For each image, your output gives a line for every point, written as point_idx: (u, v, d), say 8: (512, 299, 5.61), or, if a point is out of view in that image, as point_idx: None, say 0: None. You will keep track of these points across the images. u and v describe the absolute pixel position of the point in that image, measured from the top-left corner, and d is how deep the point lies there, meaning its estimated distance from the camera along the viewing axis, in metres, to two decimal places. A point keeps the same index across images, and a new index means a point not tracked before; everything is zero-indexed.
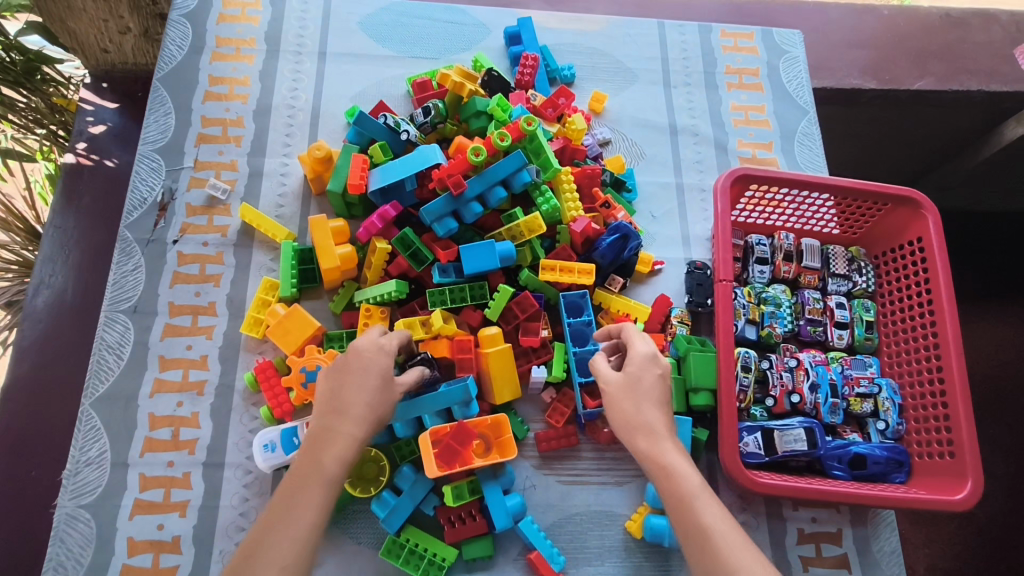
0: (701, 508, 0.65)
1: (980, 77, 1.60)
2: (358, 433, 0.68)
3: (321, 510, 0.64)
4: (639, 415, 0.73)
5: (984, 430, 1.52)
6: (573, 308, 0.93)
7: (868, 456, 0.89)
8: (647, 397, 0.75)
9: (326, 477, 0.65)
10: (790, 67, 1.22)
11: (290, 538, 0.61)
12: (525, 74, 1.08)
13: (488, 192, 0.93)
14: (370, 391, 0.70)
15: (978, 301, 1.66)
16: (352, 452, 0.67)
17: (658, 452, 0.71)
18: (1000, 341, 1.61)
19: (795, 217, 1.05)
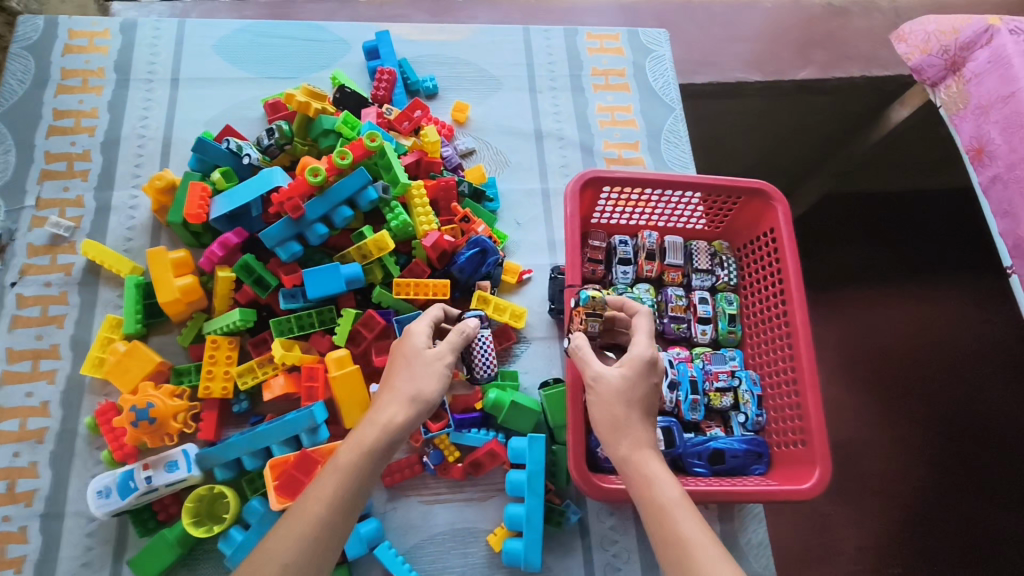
0: (700, 561, 0.55)
1: (861, 63, 1.69)
2: (383, 420, 0.66)
3: (332, 500, 0.61)
4: (630, 434, 0.66)
5: (887, 406, 1.49)
6: (410, 330, 0.92)
7: (727, 451, 0.90)
8: (638, 410, 0.68)
9: (341, 463, 0.63)
10: (655, 67, 1.22)
11: (299, 528, 0.58)
12: (380, 89, 1.06)
13: (332, 212, 0.91)
14: (400, 379, 0.70)
15: (880, 275, 1.66)
16: (378, 443, 0.65)
17: (655, 480, 0.63)
18: (901, 314, 1.60)
19: (657, 214, 1.05)
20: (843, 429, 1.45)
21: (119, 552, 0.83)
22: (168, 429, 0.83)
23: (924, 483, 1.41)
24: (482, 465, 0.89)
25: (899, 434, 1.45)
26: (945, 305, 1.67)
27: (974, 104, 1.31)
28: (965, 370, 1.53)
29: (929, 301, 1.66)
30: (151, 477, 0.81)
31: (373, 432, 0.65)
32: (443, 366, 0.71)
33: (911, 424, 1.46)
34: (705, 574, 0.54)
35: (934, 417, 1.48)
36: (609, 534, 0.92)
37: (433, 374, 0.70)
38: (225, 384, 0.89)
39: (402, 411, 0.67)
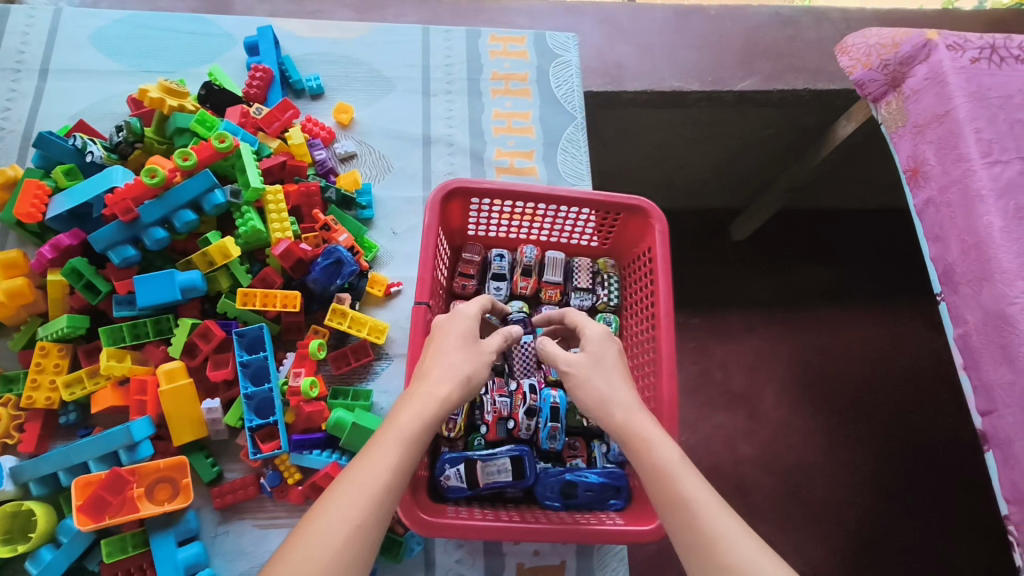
0: (681, 474, 0.60)
1: (806, 76, 1.58)
2: (441, 394, 0.65)
3: (394, 469, 0.58)
4: (608, 390, 0.69)
5: (830, 425, 1.55)
6: (253, 343, 0.87)
7: (580, 483, 0.84)
8: (612, 371, 0.71)
9: (402, 430, 0.61)
10: (559, 72, 1.17)
11: (365, 491, 0.55)
12: (253, 87, 1.02)
13: (172, 215, 0.86)
14: (452, 358, 0.69)
15: (834, 295, 1.74)
16: (432, 417, 0.63)
17: (632, 418, 0.66)
18: (842, 336, 1.68)
19: (539, 228, 0.99)
20: (791, 452, 1.51)
21: None
22: None
23: (854, 507, 1.47)
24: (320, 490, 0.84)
25: (843, 454, 1.52)
26: (871, 327, 1.70)
27: (909, 122, 1.11)
28: (906, 391, 1.61)
29: (878, 320, 1.71)
30: None
31: (430, 406, 0.64)
32: (488, 355, 0.72)
33: (854, 444, 1.54)
34: (687, 486, 0.58)
35: (869, 439, 1.54)
36: (455, 567, 0.86)
37: (482, 361, 0.71)
38: (51, 394, 0.84)
39: (456, 391, 0.66)
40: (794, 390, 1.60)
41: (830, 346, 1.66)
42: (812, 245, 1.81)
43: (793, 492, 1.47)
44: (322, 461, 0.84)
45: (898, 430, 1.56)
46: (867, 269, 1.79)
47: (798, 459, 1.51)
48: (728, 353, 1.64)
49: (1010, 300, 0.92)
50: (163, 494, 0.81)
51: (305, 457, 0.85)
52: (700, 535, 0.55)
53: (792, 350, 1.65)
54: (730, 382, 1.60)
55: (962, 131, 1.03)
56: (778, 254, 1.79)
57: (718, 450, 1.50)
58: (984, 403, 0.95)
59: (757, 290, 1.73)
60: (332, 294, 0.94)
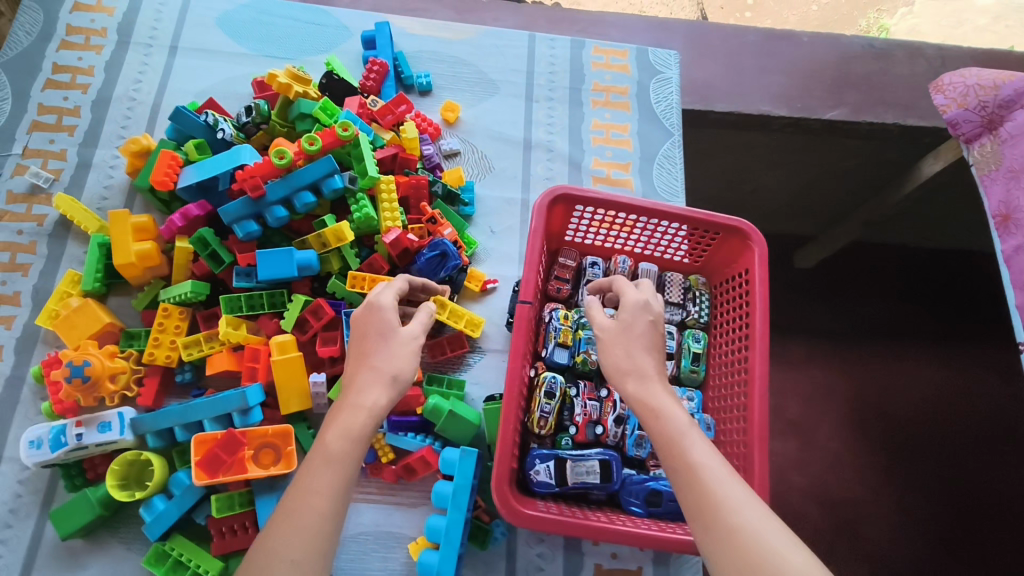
0: (690, 440, 0.60)
1: (897, 110, 1.58)
2: (367, 405, 0.65)
3: (333, 491, 0.59)
4: (626, 360, 0.68)
5: (887, 464, 1.54)
6: None
7: (665, 493, 0.86)
8: (636, 347, 0.69)
9: (329, 453, 0.61)
10: (660, 88, 1.18)
11: (297, 526, 0.56)
12: (369, 80, 1.06)
13: (293, 196, 0.90)
14: (378, 359, 0.69)
15: (900, 334, 1.71)
16: (360, 430, 0.63)
17: (649, 387, 0.65)
18: (907, 375, 1.65)
19: (634, 240, 1.02)
20: (839, 488, 1.50)
21: (45, 506, 0.86)
22: (100, 390, 0.82)
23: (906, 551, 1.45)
24: (414, 472, 0.88)
25: (898, 495, 1.51)
26: (937, 367, 1.67)
27: (1004, 165, 1.09)
28: (970, 441, 1.57)
29: (942, 359, 1.68)
30: (81, 434, 0.82)
31: (359, 419, 0.64)
32: (416, 345, 0.71)
33: (912, 487, 1.51)
34: (697, 451, 0.59)
35: (928, 484, 1.52)
36: (535, 560, 0.89)
37: (410, 355, 0.70)
38: (171, 352, 0.89)
39: (386, 395, 0.66)
40: (853, 425, 1.58)
41: (893, 385, 1.64)
42: (882, 281, 1.78)
43: (841, 529, 1.45)
44: (417, 444, 0.89)
45: (959, 477, 1.53)
46: (939, 309, 1.75)
47: (853, 494, 1.49)
48: (789, 381, 1.63)
49: None
50: (267, 459, 0.84)
51: (401, 438, 0.89)
52: (717, 520, 0.54)
53: (854, 384, 1.64)
54: (787, 410, 1.59)
55: None
56: (847, 286, 1.77)
57: (772, 476, 1.50)
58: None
59: (822, 320, 1.72)
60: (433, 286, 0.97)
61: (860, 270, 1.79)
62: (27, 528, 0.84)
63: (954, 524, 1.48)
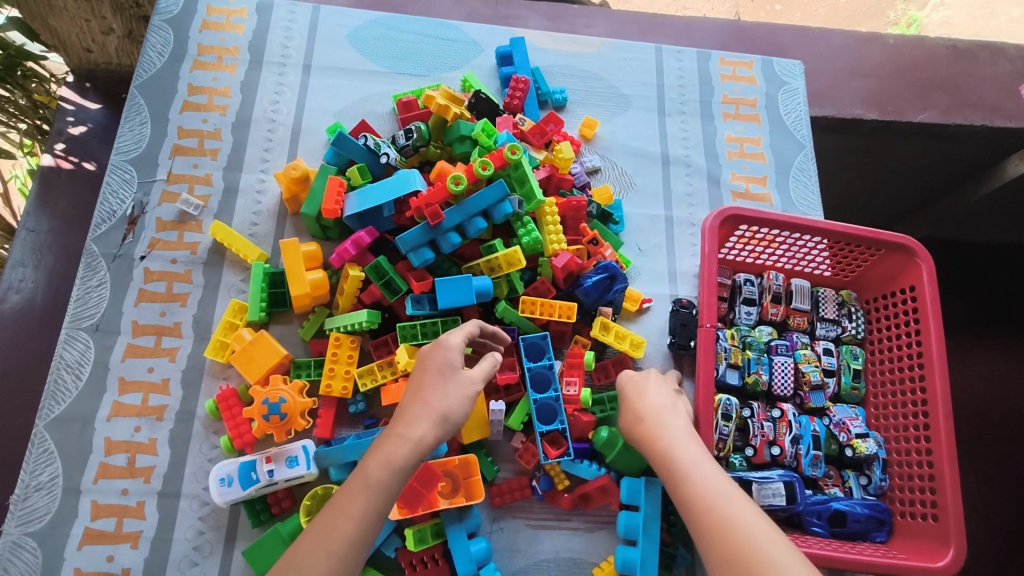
0: (702, 473, 0.64)
1: (984, 112, 1.57)
2: (414, 437, 0.65)
3: (367, 520, 0.60)
4: (642, 401, 0.75)
5: (970, 466, 1.55)
6: (534, 350, 0.91)
7: (849, 514, 0.86)
8: (640, 392, 0.77)
9: (370, 480, 0.61)
10: (788, 100, 1.18)
11: (326, 546, 0.57)
12: (515, 97, 1.05)
13: (467, 222, 0.89)
14: (433, 396, 0.68)
15: (976, 334, 1.71)
16: (403, 460, 0.63)
17: (662, 426, 0.71)
18: (992, 377, 1.65)
19: (786, 257, 1.02)
20: None
21: (231, 540, 0.83)
22: (295, 425, 0.83)
23: (1008, 556, 1.44)
24: (592, 501, 0.88)
25: (988, 493, 1.51)
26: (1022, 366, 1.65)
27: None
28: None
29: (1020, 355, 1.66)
30: (272, 471, 0.80)
31: (405, 450, 0.64)
32: (472, 387, 0.70)
33: (1004, 486, 1.51)
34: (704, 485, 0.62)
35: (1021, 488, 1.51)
36: None
37: (465, 398, 0.69)
38: (345, 383, 0.88)
39: (433, 432, 0.66)
40: None
41: (965, 385, 1.65)
42: (955, 280, 1.78)
43: None
44: (592, 473, 0.87)
45: None
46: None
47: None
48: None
49: None
50: (445, 488, 0.83)
51: (576, 465, 0.88)
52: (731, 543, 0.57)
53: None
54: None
55: None
56: None
57: None
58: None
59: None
60: (594, 309, 0.97)
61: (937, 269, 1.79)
62: (214, 564, 0.81)
63: None
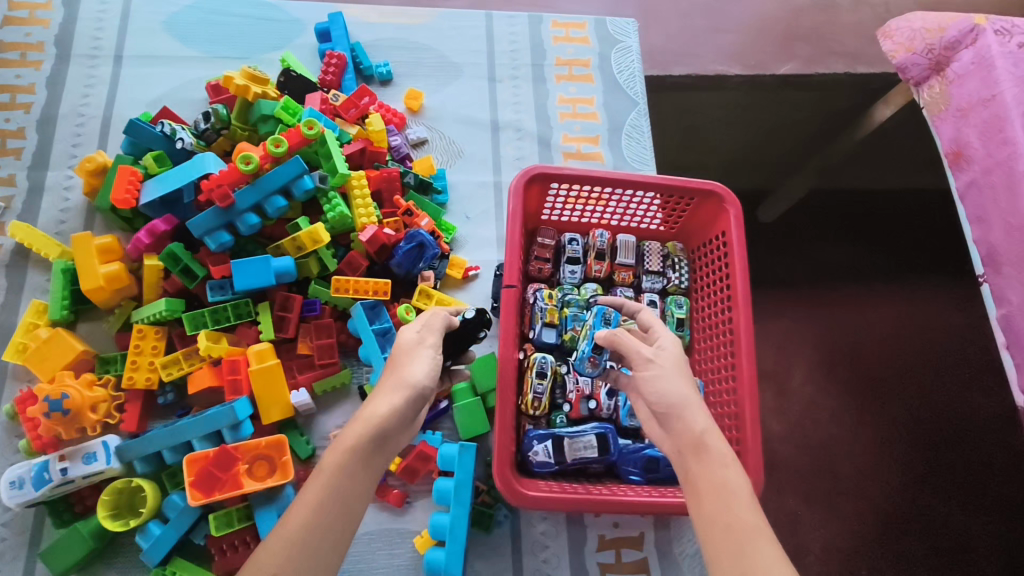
0: (723, 488, 0.54)
1: (847, 60, 1.64)
2: (368, 418, 0.59)
3: (319, 504, 0.54)
4: (668, 384, 0.62)
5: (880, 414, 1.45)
6: (371, 316, 0.91)
7: (662, 459, 0.88)
8: (663, 367, 0.64)
9: (325, 468, 0.56)
10: (621, 58, 1.17)
11: (285, 541, 0.52)
12: (328, 74, 1.03)
13: (264, 201, 0.87)
14: (393, 375, 0.63)
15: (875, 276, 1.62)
16: (358, 442, 0.57)
17: (695, 419, 0.59)
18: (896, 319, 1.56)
19: (610, 212, 1.02)
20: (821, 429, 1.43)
21: (35, 543, 0.81)
22: (83, 421, 0.81)
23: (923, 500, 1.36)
24: (414, 471, 0.88)
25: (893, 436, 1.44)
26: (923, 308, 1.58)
27: (953, 105, 1.22)
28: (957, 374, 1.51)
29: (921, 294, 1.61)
30: (66, 468, 0.79)
31: (355, 430, 0.58)
32: (426, 354, 0.65)
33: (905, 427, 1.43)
34: (724, 504, 0.54)
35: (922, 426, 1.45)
36: (540, 539, 0.90)
37: (422, 364, 0.64)
38: (151, 375, 0.86)
39: (389, 406, 0.60)
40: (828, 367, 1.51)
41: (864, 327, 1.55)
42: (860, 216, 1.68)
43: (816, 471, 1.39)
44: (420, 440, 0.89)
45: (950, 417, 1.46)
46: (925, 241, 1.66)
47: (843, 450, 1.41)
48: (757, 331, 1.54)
49: None
50: (262, 471, 0.83)
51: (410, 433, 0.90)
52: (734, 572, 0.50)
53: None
54: (759, 360, 1.50)
55: (1009, 116, 1.12)
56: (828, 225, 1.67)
57: None
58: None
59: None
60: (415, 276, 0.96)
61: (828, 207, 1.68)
62: (16, 569, 0.80)
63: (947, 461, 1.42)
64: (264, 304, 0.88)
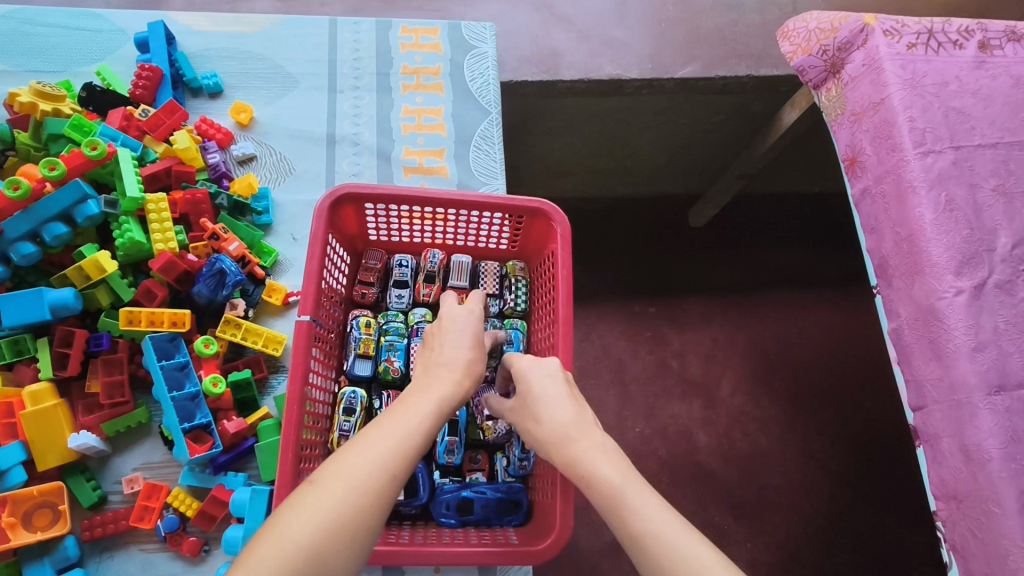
0: (634, 499, 0.54)
1: (749, 62, 1.42)
2: (459, 377, 0.64)
3: (426, 428, 0.57)
4: (556, 418, 0.63)
5: (795, 421, 1.48)
6: (161, 353, 0.83)
7: (477, 500, 0.82)
8: (544, 400, 0.66)
9: (426, 399, 0.59)
10: (475, 65, 1.12)
11: (399, 444, 0.53)
12: (138, 87, 0.96)
13: (40, 229, 0.81)
14: (465, 342, 0.68)
15: (791, 284, 1.64)
16: (453, 394, 0.62)
17: (611, 474, 0.56)
18: (816, 329, 1.59)
19: (444, 232, 0.95)
20: (748, 441, 1.44)
21: None
22: None
23: (848, 505, 1.40)
24: (212, 517, 0.80)
25: (801, 441, 1.46)
26: (842, 314, 1.61)
27: (848, 110, 1.06)
28: (884, 381, 1.54)
29: (843, 305, 1.62)
30: None
31: (445, 385, 0.62)
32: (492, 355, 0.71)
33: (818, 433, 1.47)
34: (641, 512, 0.52)
35: (851, 436, 1.47)
36: None
37: (487, 360, 0.70)
38: None
39: (472, 377, 0.65)
40: (756, 375, 1.52)
41: (793, 332, 1.58)
42: (783, 229, 1.71)
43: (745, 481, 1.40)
44: (216, 482, 0.82)
45: (853, 417, 1.49)
46: (834, 251, 1.69)
47: (775, 460, 1.43)
48: (685, 344, 1.55)
49: (939, 294, 0.89)
50: (41, 521, 0.76)
51: (207, 476, 0.82)
52: None
53: (748, 339, 1.57)
54: (689, 369, 1.53)
55: (896, 120, 0.99)
56: (746, 236, 1.69)
57: (675, 442, 1.43)
58: (915, 399, 0.91)
59: (718, 278, 1.64)
60: (224, 304, 0.90)
61: (748, 222, 1.70)
62: None
63: (857, 465, 1.44)
64: (44, 338, 0.82)
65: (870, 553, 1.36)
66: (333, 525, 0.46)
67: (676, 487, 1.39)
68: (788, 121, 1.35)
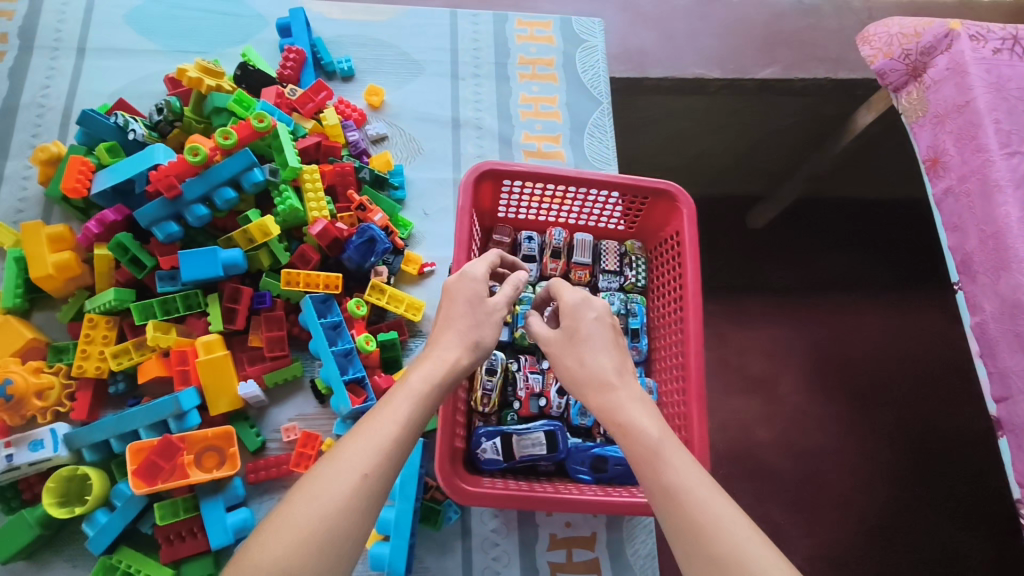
0: (671, 458, 0.53)
1: (828, 65, 1.49)
2: (449, 360, 0.60)
3: (411, 426, 0.54)
4: (594, 363, 0.61)
5: (864, 420, 1.50)
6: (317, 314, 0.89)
7: (610, 457, 0.86)
8: (592, 344, 0.63)
9: (409, 387, 0.56)
10: (586, 58, 1.18)
11: (375, 443, 0.51)
12: (286, 68, 1.03)
13: (212, 193, 0.87)
14: (458, 315, 0.64)
15: (857, 285, 1.68)
16: (444, 377, 0.58)
17: (649, 435, 0.55)
18: (883, 331, 1.62)
19: (567, 211, 1.01)
20: (817, 436, 1.47)
21: None
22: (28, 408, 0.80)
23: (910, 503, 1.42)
24: None
25: (871, 442, 1.48)
26: (910, 318, 1.64)
27: (930, 113, 1.08)
28: (949, 382, 1.56)
29: (909, 309, 1.66)
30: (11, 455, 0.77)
31: (428, 369, 0.58)
32: (500, 315, 0.66)
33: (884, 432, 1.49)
34: (673, 474, 0.52)
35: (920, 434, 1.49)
36: (490, 537, 0.88)
37: (494, 326, 0.65)
38: (100, 364, 0.85)
39: (465, 356, 0.61)
40: (820, 374, 1.55)
41: (857, 334, 1.61)
42: (850, 233, 1.74)
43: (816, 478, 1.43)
44: None
45: (920, 417, 1.52)
46: (900, 256, 1.73)
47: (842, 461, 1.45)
48: (757, 338, 1.59)
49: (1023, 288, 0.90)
50: (211, 462, 0.81)
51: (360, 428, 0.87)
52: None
53: (817, 336, 1.60)
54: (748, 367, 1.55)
55: (982, 122, 1.00)
56: (813, 237, 1.73)
57: (735, 436, 1.45)
58: (999, 390, 0.92)
59: (786, 277, 1.68)
60: (368, 270, 0.96)
61: (817, 224, 1.74)
62: None
63: (926, 463, 1.47)
64: (214, 295, 0.88)
65: (936, 552, 1.38)
66: (300, 539, 0.45)
67: (750, 476, 1.42)
68: (863, 122, 1.38)
